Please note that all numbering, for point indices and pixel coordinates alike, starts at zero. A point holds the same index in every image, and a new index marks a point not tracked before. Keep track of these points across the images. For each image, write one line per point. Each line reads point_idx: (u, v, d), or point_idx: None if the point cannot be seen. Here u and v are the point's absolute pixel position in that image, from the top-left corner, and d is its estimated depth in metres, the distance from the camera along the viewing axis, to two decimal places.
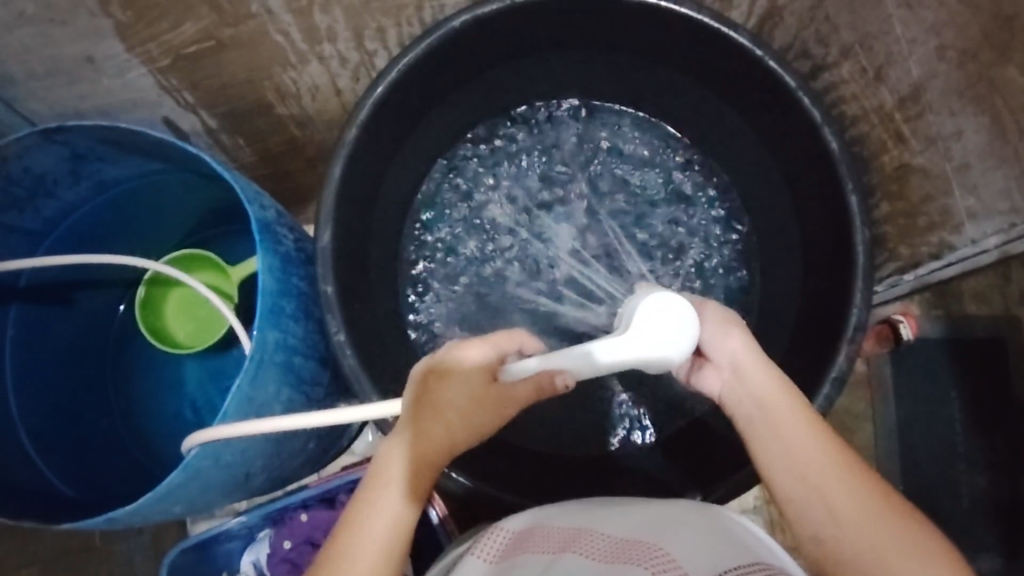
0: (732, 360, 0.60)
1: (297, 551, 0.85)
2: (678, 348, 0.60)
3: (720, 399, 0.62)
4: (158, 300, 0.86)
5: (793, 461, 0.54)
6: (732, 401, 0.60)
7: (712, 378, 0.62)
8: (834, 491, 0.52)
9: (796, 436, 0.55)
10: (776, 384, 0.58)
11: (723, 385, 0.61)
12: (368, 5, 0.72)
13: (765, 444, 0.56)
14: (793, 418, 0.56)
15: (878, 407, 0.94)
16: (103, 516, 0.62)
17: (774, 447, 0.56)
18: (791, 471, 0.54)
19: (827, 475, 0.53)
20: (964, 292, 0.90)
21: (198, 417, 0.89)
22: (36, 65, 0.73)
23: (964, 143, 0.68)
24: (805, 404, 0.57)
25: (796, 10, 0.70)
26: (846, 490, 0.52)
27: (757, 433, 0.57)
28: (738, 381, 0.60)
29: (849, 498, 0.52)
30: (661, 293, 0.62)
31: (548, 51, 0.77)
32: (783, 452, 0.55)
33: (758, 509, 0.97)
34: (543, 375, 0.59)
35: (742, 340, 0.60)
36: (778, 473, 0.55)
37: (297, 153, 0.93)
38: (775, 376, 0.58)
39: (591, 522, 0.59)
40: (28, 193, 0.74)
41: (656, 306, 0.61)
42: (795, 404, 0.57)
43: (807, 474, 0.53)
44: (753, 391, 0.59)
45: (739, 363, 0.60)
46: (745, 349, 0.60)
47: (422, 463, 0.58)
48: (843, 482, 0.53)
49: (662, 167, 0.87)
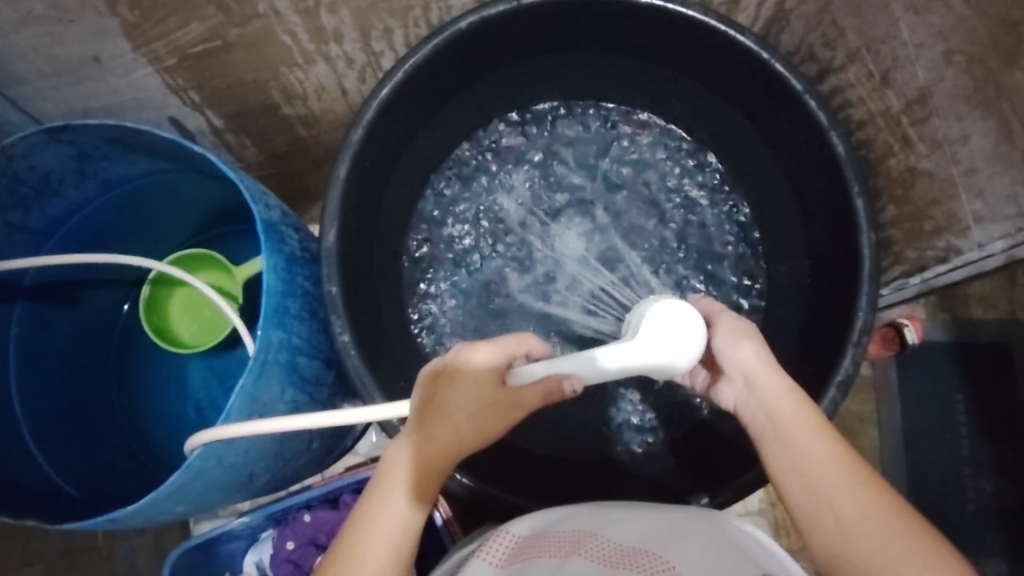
0: (743, 367, 0.60)
1: (299, 552, 0.84)
2: (686, 355, 0.60)
3: (734, 408, 0.61)
4: (163, 299, 0.86)
5: (804, 470, 0.54)
6: (741, 404, 0.60)
7: (728, 392, 0.62)
8: (844, 500, 0.52)
9: (806, 443, 0.55)
10: (786, 390, 0.58)
11: (737, 396, 0.61)
12: (375, 5, 0.71)
13: (775, 449, 0.56)
14: (803, 423, 0.56)
15: (883, 409, 0.95)
16: (105, 516, 0.61)
17: (784, 454, 0.56)
18: (800, 478, 0.54)
19: (838, 484, 0.53)
20: (970, 297, 0.90)
21: (201, 417, 0.89)
22: (42, 65, 0.73)
23: (971, 147, 0.67)
24: (815, 412, 0.57)
25: (803, 14, 0.71)
26: (856, 498, 0.52)
27: (767, 441, 0.57)
28: (749, 389, 0.60)
29: (859, 506, 0.51)
30: (669, 301, 0.62)
31: (551, 54, 0.77)
32: (794, 460, 0.55)
33: (762, 512, 0.97)
34: (551, 380, 0.59)
35: (755, 349, 0.60)
36: (788, 481, 0.55)
37: (307, 151, 0.93)
38: (785, 381, 0.58)
39: (598, 527, 0.59)
40: (33, 191, 0.74)
41: (663, 315, 0.61)
42: (806, 413, 0.57)
43: (818, 480, 0.54)
44: (764, 400, 0.58)
45: (749, 372, 0.60)
46: (756, 357, 0.60)
47: (428, 467, 0.58)
48: (853, 491, 0.52)
49: (668, 172, 0.87)
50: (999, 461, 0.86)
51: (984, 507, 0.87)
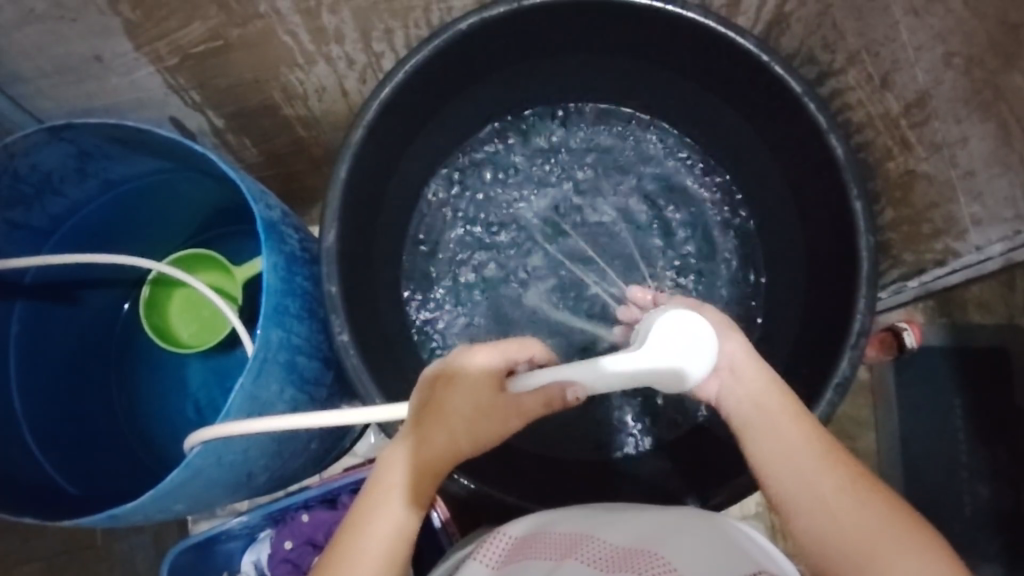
0: (729, 359, 0.59)
1: (297, 552, 0.84)
2: (699, 366, 0.58)
3: (718, 401, 0.60)
4: (163, 299, 0.86)
5: (804, 477, 0.55)
6: (725, 398, 0.59)
7: (712, 383, 0.59)
8: (845, 509, 0.53)
9: (793, 436, 0.56)
10: (778, 393, 0.58)
11: (720, 386, 0.59)
12: (376, 6, 0.71)
13: (761, 443, 0.57)
14: (790, 417, 0.57)
15: (880, 412, 0.94)
16: (104, 512, 0.62)
17: (776, 451, 0.56)
18: (789, 472, 0.55)
19: (839, 494, 0.53)
20: (968, 303, 0.89)
21: (201, 416, 0.89)
22: (45, 64, 0.73)
23: (970, 150, 0.67)
24: (800, 407, 0.58)
25: (802, 17, 0.71)
26: (859, 507, 0.52)
27: (760, 447, 0.57)
28: (735, 380, 0.59)
29: (861, 515, 0.52)
30: (683, 309, 0.59)
31: (549, 55, 0.77)
32: (792, 467, 0.55)
33: (759, 516, 0.97)
34: (551, 389, 0.58)
35: (739, 341, 0.60)
36: (787, 489, 0.55)
37: (306, 153, 0.93)
38: (768, 374, 0.59)
39: (592, 526, 0.59)
40: (34, 190, 0.74)
41: (677, 324, 0.58)
42: (806, 423, 0.57)
43: (807, 474, 0.55)
44: (751, 389, 0.59)
45: (736, 363, 0.59)
46: (741, 348, 0.60)
47: (425, 469, 0.58)
48: (855, 501, 0.53)
49: (672, 174, 0.87)
50: (996, 463, 0.87)
51: (982, 510, 0.88)
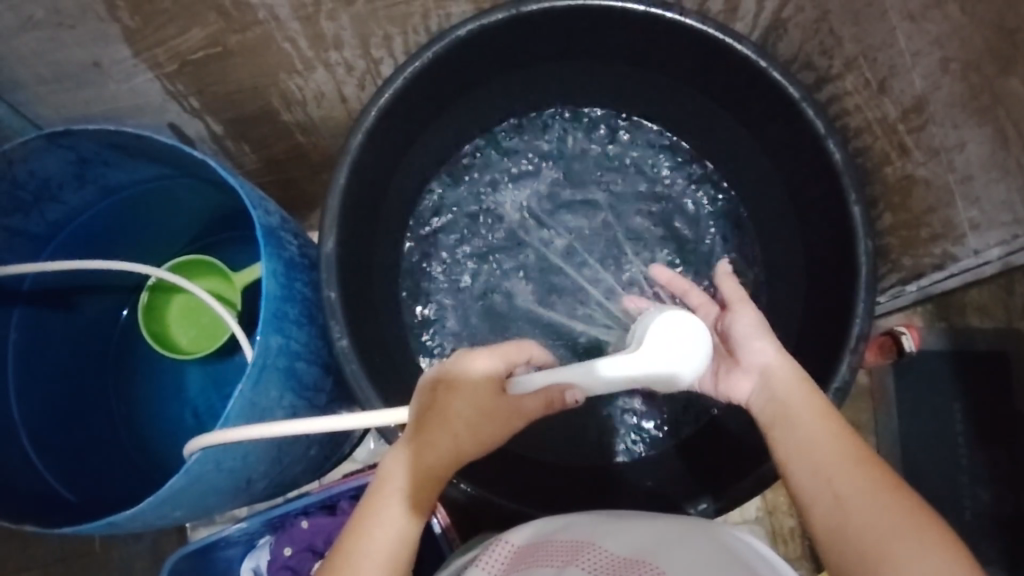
0: (762, 360, 0.62)
1: (297, 558, 0.84)
2: (692, 367, 0.60)
3: (748, 404, 0.62)
4: (160, 306, 0.86)
5: (825, 477, 0.54)
6: (756, 400, 0.62)
7: (744, 383, 0.63)
8: (863, 510, 0.51)
9: (812, 432, 0.56)
10: (802, 389, 0.59)
11: (752, 389, 0.62)
12: (375, 13, 0.71)
13: (783, 440, 0.57)
14: (811, 413, 0.58)
15: (880, 415, 0.95)
16: (103, 519, 0.61)
17: (796, 446, 0.56)
18: (806, 465, 0.55)
19: (859, 495, 0.52)
20: (966, 306, 0.91)
21: (200, 422, 0.90)
22: (43, 70, 0.73)
23: (967, 154, 0.67)
24: (822, 401, 0.59)
25: (800, 23, 0.72)
26: (878, 510, 0.51)
27: (783, 445, 0.57)
28: (766, 382, 0.61)
29: (879, 517, 0.50)
30: (677, 312, 0.61)
31: (554, 61, 0.77)
32: (815, 470, 0.55)
33: (759, 520, 0.97)
34: (551, 389, 0.60)
35: (772, 343, 0.63)
36: (806, 490, 0.55)
37: (303, 159, 0.93)
38: (794, 375, 0.60)
39: (598, 534, 0.59)
40: (32, 197, 0.74)
41: (671, 328, 0.60)
42: (829, 424, 0.57)
43: (823, 467, 0.54)
44: (776, 389, 0.60)
45: (769, 365, 0.62)
46: (774, 352, 0.62)
47: (424, 475, 0.58)
48: (873, 500, 0.51)
49: (666, 175, 0.88)
50: (996, 468, 0.88)
51: (982, 514, 0.88)
